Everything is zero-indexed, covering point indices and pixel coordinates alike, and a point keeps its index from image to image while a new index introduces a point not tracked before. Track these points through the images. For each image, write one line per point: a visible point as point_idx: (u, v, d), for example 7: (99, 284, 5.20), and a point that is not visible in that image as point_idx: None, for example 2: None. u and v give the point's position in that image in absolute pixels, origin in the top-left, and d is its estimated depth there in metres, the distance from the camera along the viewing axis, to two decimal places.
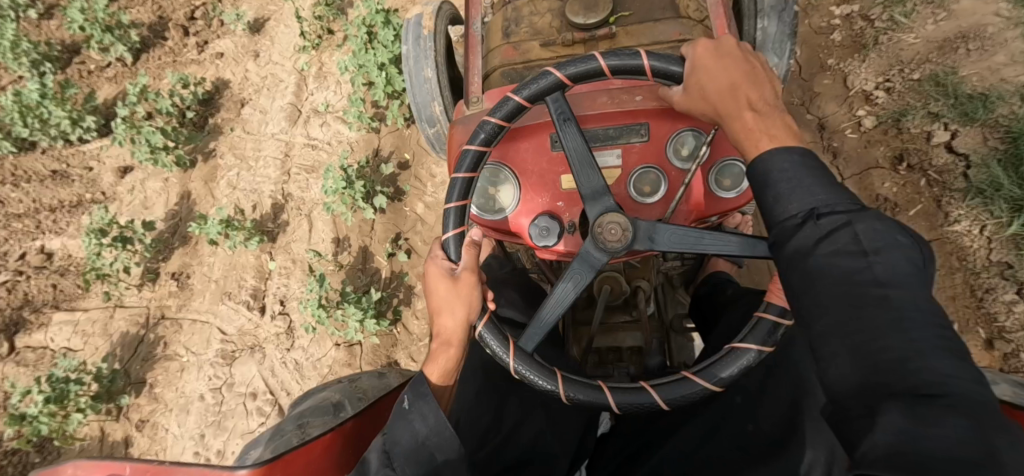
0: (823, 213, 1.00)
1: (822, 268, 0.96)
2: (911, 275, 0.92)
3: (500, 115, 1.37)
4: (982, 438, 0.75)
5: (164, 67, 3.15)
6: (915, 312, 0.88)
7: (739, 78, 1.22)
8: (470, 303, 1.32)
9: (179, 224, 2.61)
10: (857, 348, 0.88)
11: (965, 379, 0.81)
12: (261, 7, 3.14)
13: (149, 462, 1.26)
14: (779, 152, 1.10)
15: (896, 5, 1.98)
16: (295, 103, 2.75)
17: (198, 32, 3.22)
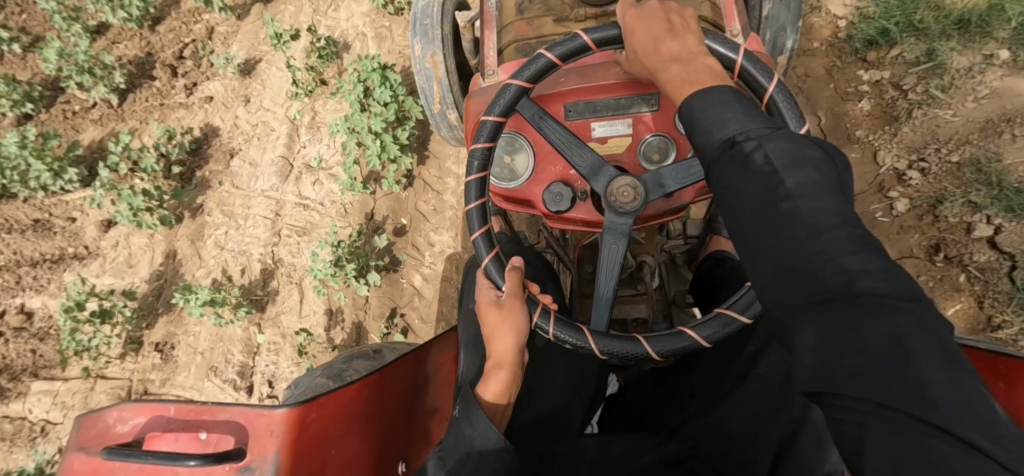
0: (741, 141, 0.97)
1: (739, 191, 0.95)
2: (821, 170, 0.92)
3: (484, 140, 1.36)
4: (904, 340, 0.76)
5: (151, 110, 3.01)
6: (828, 217, 0.88)
7: (660, 29, 1.21)
8: (517, 329, 1.40)
9: (164, 286, 2.49)
10: (779, 266, 0.88)
11: (882, 278, 0.81)
12: (251, 47, 3.01)
13: (192, 404, 1.30)
14: (697, 94, 1.06)
15: (932, 76, 1.85)
16: (286, 156, 2.61)
17: (188, 73, 3.08)
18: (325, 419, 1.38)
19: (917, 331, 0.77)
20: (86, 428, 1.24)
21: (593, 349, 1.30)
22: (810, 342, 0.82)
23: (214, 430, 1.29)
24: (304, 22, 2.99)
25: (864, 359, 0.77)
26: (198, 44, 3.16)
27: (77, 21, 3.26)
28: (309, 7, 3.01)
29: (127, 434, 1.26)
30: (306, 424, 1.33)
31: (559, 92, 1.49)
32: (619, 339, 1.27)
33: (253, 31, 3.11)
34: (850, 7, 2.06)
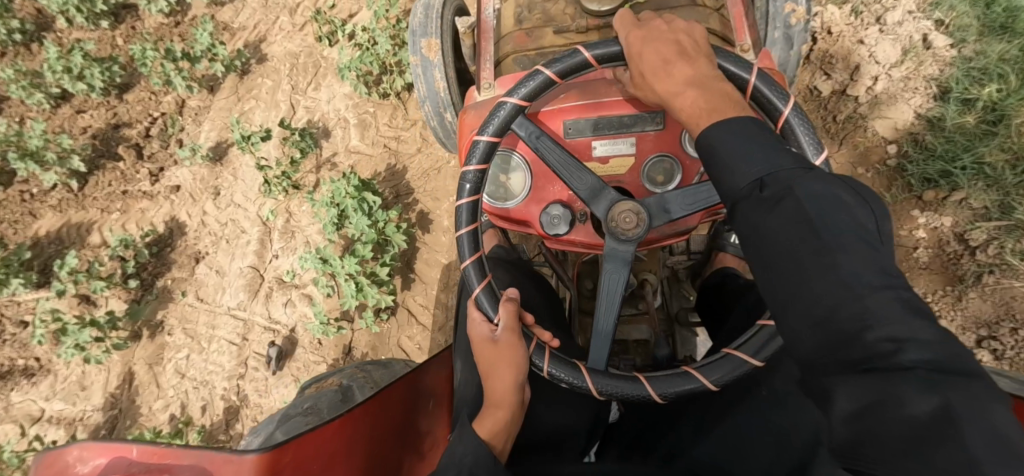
0: (769, 185, 0.90)
1: (767, 240, 0.88)
2: (858, 219, 0.84)
3: (477, 162, 1.25)
4: (952, 415, 0.70)
5: (113, 197, 2.74)
6: (868, 273, 0.80)
7: (669, 51, 1.11)
8: (517, 365, 1.25)
9: (118, 417, 2.24)
10: (814, 325, 0.82)
11: (930, 344, 0.74)
12: (224, 128, 2.76)
13: (156, 445, 1.15)
14: (718, 128, 0.98)
15: (1007, 236, 1.60)
16: (257, 266, 2.33)
17: (154, 154, 2.80)
18: (302, 460, 1.26)
19: (970, 409, 0.70)
20: (47, 463, 1.13)
21: (591, 390, 1.16)
22: (846, 409, 0.77)
23: (178, 474, 1.13)
24: (281, 113, 2.71)
25: (910, 434, 0.71)
26: (166, 120, 2.89)
27: (38, 89, 3.03)
28: (288, 85, 2.77)
29: (86, 474, 1.12)
30: (280, 467, 1.20)
31: (556, 107, 1.36)
32: (619, 380, 1.14)
33: (226, 107, 2.83)
34: (903, 131, 1.77)
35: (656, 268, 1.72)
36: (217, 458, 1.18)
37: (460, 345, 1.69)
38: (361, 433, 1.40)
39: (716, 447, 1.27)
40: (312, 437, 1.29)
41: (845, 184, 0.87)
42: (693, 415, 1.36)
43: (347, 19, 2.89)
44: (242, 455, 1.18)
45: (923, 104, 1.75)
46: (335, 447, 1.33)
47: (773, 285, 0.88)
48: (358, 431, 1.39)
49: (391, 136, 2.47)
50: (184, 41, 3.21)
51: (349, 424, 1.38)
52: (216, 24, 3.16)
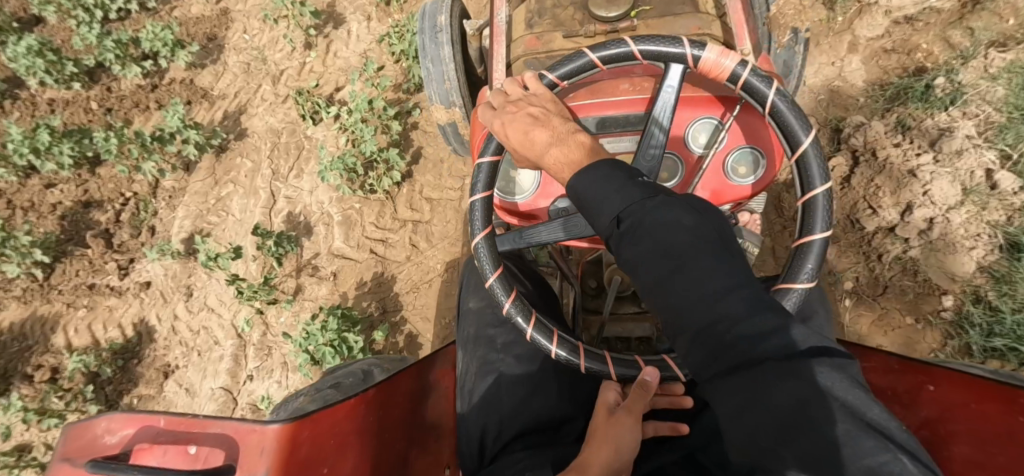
0: (626, 218, 1.02)
1: (637, 267, 0.99)
2: (702, 233, 0.97)
3: (481, 227, 1.36)
4: (803, 398, 0.83)
5: (79, 291, 2.53)
6: (720, 282, 0.93)
7: (524, 123, 1.27)
8: (619, 448, 1.21)
9: None
10: (689, 338, 0.92)
11: (774, 336, 0.88)
12: (199, 217, 2.53)
13: (183, 415, 1.20)
14: (579, 176, 1.10)
15: None
16: (229, 388, 2.14)
17: (124, 243, 2.59)
18: (320, 437, 1.29)
19: (817, 390, 0.84)
20: (72, 439, 1.13)
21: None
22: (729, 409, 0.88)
23: (203, 443, 1.18)
24: (256, 219, 2.45)
25: (782, 422, 0.82)
26: (138, 202, 2.67)
27: (5, 162, 2.79)
28: (267, 168, 2.55)
29: (116, 445, 1.15)
30: (297, 442, 1.24)
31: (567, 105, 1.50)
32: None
33: (202, 192, 2.60)
34: (962, 282, 1.60)
35: None
36: (240, 430, 1.22)
37: (464, 334, 1.67)
38: (370, 417, 1.40)
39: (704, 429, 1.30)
40: (327, 415, 1.31)
41: (683, 204, 1.00)
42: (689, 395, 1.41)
43: (331, 94, 2.69)
44: (263, 427, 1.21)
45: (986, 255, 1.57)
46: (351, 428, 1.35)
47: (655, 308, 0.97)
48: (371, 414, 1.40)
49: (377, 238, 2.24)
50: (160, 109, 2.99)
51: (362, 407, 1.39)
52: (194, 90, 2.95)
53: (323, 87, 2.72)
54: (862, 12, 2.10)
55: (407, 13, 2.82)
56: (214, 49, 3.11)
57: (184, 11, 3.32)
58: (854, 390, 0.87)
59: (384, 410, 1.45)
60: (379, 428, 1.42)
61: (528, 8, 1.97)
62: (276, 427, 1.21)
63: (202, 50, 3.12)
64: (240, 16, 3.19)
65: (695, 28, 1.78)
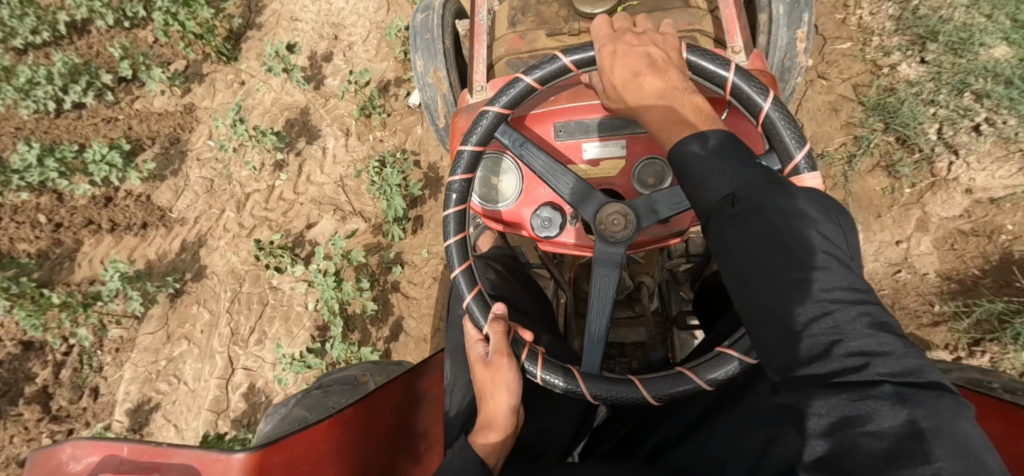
0: (740, 198, 0.93)
1: (738, 256, 0.92)
2: (826, 234, 0.88)
3: (464, 169, 1.31)
4: (915, 430, 0.74)
5: (8, 466, 2.19)
6: (841, 291, 0.85)
7: (639, 65, 1.17)
8: (511, 388, 1.26)
9: None
10: (785, 338, 0.86)
11: (889, 356, 0.80)
12: (147, 382, 2.21)
13: (146, 444, 1.22)
14: (688, 140, 1.02)
15: None
16: None
17: (62, 407, 2.26)
18: (295, 458, 1.29)
19: (939, 422, 0.74)
20: (40, 463, 1.19)
21: (585, 396, 1.19)
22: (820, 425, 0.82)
23: (166, 472, 1.19)
24: (210, 394, 2.12)
25: (883, 452, 0.75)
26: (80, 354, 2.32)
27: None
28: (225, 327, 2.21)
29: (80, 472, 1.18)
30: (269, 466, 1.24)
31: (547, 109, 1.47)
32: (613, 384, 1.17)
33: (153, 347, 2.27)
34: None
35: (651, 270, 1.95)
36: (206, 459, 1.23)
37: (452, 343, 1.60)
38: (347, 437, 1.39)
39: (693, 453, 1.34)
40: (300, 438, 1.31)
41: (812, 197, 0.91)
42: (676, 417, 1.41)
43: (302, 232, 2.33)
44: (230, 455, 1.23)
45: None
46: (328, 447, 1.35)
47: (747, 300, 0.91)
48: (349, 432, 1.40)
49: None
50: (113, 231, 2.63)
51: (337, 427, 1.38)
52: (151, 210, 2.61)
53: (292, 221, 2.37)
54: (937, 186, 1.73)
55: (392, 130, 2.46)
56: (175, 155, 2.76)
57: (148, 104, 3.01)
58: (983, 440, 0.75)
59: (363, 429, 1.44)
60: (361, 446, 1.42)
61: (511, 6, 2.06)
62: (241, 456, 1.22)
63: (162, 157, 2.76)
64: (206, 115, 2.84)
65: (687, 24, 1.81)
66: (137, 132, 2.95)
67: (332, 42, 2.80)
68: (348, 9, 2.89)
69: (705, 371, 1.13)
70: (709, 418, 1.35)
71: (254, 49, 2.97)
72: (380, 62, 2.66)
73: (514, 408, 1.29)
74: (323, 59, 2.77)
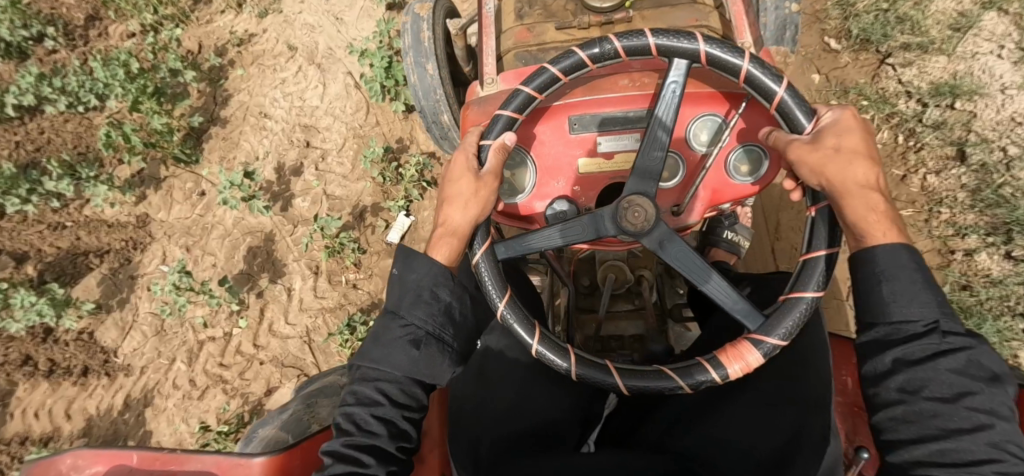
0: (947, 331, 1.10)
1: (917, 379, 1.10)
2: (1003, 395, 1.09)
3: (513, 109, 1.36)
4: None
5: None
6: (1011, 443, 1.05)
7: (864, 146, 1.25)
8: (484, 204, 1.38)
9: None
10: (947, 456, 1.06)
11: None
12: None
13: (157, 452, 1.27)
14: (907, 247, 1.15)
15: None
16: None
17: None
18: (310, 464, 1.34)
19: None
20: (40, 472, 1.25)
21: (496, 312, 1.31)
22: None
23: None
24: None
25: None
26: None
27: None
28: None
29: None
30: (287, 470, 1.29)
31: (563, 101, 1.46)
32: (520, 314, 1.28)
33: None
34: None
35: (649, 263, 2.05)
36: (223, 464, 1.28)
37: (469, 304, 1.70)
38: None
39: (701, 440, 1.30)
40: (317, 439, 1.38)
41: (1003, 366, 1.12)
42: (677, 405, 1.38)
43: (262, 397, 2.10)
44: (251, 459, 1.28)
45: None
46: None
47: (905, 417, 1.11)
48: None
49: None
50: (49, 375, 2.29)
51: None
52: (93, 352, 2.29)
53: (249, 384, 2.11)
54: None
55: (369, 276, 2.21)
56: (124, 281, 2.43)
57: (94, 212, 2.68)
58: None
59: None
60: None
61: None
62: (265, 459, 1.27)
63: (108, 281, 2.44)
64: (161, 231, 2.50)
65: (694, 20, 1.80)
66: (86, 242, 2.63)
67: (304, 150, 2.46)
68: (323, 108, 2.56)
69: (685, 374, 1.21)
70: (716, 403, 1.34)
71: (216, 150, 2.64)
72: (355, 180, 2.33)
73: (479, 221, 1.38)
74: (292, 172, 2.43)
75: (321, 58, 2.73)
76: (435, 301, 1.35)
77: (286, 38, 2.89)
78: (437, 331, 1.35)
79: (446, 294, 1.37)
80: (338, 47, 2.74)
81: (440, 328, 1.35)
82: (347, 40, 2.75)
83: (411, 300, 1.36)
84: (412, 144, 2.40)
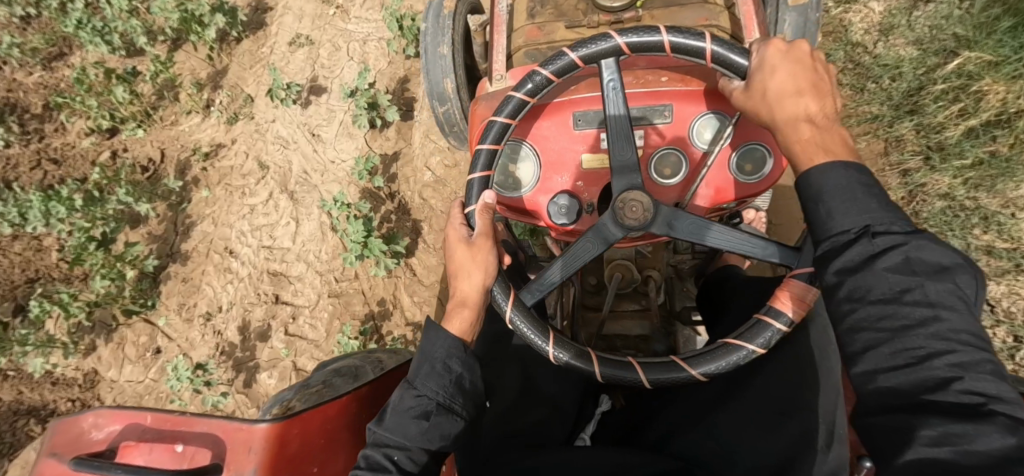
0: (882, 232, 0.86)
1: (863, 282, 0.84)
2: (954, 281, 0.81)
3: (483, 170, 1.20)
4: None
5: None
6: (970, 337, 0.79)
7: (805, 80, 1.02)
8: (488, 269, 1.19)
9: None
10: (897, 361, 0.80)
11: (1004, 398, 0.74)
12: None
13: (169, 413, 1.18)
14: (844, 165, 0.91)
15: None
16: None
17: None
18: (309, 435, 1.23)
19: None
20: (61, 433, 1.14)
21: (549, 356, 1.15)
22: (928, 434, 0.74)
23: (189, 442, 1.16)
24: None
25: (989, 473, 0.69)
26: None
27: None
28: None
29: (102, 441, 1.14)
30: (287, 440, 1.18)
31: (565, 100, 1.31)
32: (574, 351, 1.13)
33: None
34: None
35: (658, 266, 1.67)
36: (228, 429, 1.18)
37: None
38: (355, 418, 1.34)
39: (700, 439, 1.20)
40: (317, 413, 1.25)
41: (959, 252, 0.84)
42: (681, 405, 1.29)
43: None
44: (252, 426, 1.17)
45: None
46: (340, 425, 1.30)
47: (853, 325, 0.85)
48: (360, 413, 1.36)
49: None
50: None
51: (352, 405, 1.34)
52: None
53: None
54: None
55: None
56: None
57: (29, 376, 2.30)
58: None
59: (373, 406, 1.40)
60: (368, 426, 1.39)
61: None
62: (265, 426, 1.16)
63: None
64: (110, 397, 2.23)
65: (703, 19, 1.57)
66: (28, 399, 2.28)
67: (271, 307, 2.17)
68: (295, 250, 2.24)
69: (751, 338, 1.08)
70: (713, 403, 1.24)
71: (174, 295, 2.32)
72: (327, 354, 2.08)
73: (487, 286, 1.20)
74: (258, 335, 2.16)
75: (294, 184, 2.40)
76: (449, 372, 1.14)
77: (257, 152, 2.55)
78: (449, 401, 1.12)
79: (459, 364, 1.15)
80: (315, 170, 2.40)
81: (451, 398, 1.12)
82: (324, 162, 2.41)
83: (425, 369, 1.14)
84: (396, 308, 2.13)
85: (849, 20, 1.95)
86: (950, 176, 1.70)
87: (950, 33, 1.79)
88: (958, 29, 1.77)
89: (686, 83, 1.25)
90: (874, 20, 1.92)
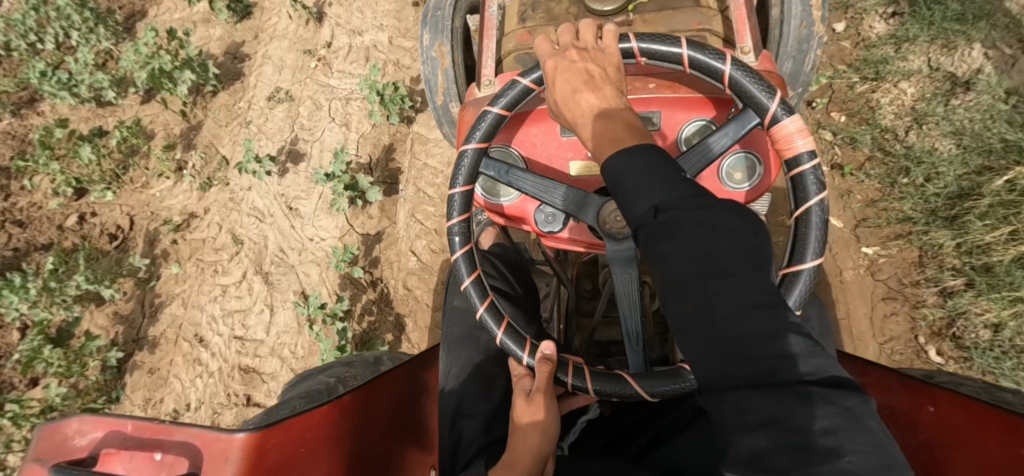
0: (668, 209, 0.82)
1: (666, 263, 0.80)
2: (737, 238, 0.79)
3: (462, 185, 1.14)
4: (826, 430, 0.69)
5: None
6: (760, 296, 0.77)
7: (577, 79, 1.01)
8: (545, 429, 1.06)
9: None
10: (710, 345, 0.76)
11: (805, 358, 0.73)
12: None
13: (151, 420, 0.97)
14: (634, 152, 0.89)
15: None
16: None
17: None
18: (291, 445, 1.04)
19: (848, 420, 0.70)
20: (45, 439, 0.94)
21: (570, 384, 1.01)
22: (751, 422, 0.71)
23: (168, 451, 0.95)
24: None
25: (803, 449, 0.68)
26: None
27: None
28: None
29: (83, 449, 0.93)
30: (267, 452, 0.99)
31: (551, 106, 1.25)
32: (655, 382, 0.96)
33: None
34: None
35: None
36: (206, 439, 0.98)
37: (451, 333, 1.42)
38: (343, 427, 1.15)
39: (694, 442, 1.08)
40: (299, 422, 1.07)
41: (732, 206, 0.81)
42: (676, 408, 1.17)
43: None
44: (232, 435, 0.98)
45: None
46: (323, 435, 1.11)
47: (675, 308, 0.80)
48: (346, 421, 1.16)
49: None
50: None
51: (336, 414, 1.14)
52: None
53: None
54: None
55: None
56: None
57: None
58: (879, 430, 0.71)
59: (362, 415, 1.20)
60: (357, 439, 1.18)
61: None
62: (245, 436, 0.97)
63: None
64: None
65: (695, 24, 1.46)
66: None
67: (243, 409, 2.04)
68: (268, 344, 2.10)
69: None
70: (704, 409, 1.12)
71: (140, 388, 2.15)
72: None
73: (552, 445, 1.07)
74: None
75: (269, 264, 2.23)
76: None
77: (230, 225, 2.36)
78: None
79: None
80: (291, 248, 2.23)
81: None
82: (301, 240, 2.23)
83: None
84: None
85: (878, 103, 1.84)
86: (997, 303, 1.56)
87: (998, 137, 1.66)
88: (1006, 131, 1.64)
89: (672, 90, 1.20)
90: (905, 103, 1.80)
